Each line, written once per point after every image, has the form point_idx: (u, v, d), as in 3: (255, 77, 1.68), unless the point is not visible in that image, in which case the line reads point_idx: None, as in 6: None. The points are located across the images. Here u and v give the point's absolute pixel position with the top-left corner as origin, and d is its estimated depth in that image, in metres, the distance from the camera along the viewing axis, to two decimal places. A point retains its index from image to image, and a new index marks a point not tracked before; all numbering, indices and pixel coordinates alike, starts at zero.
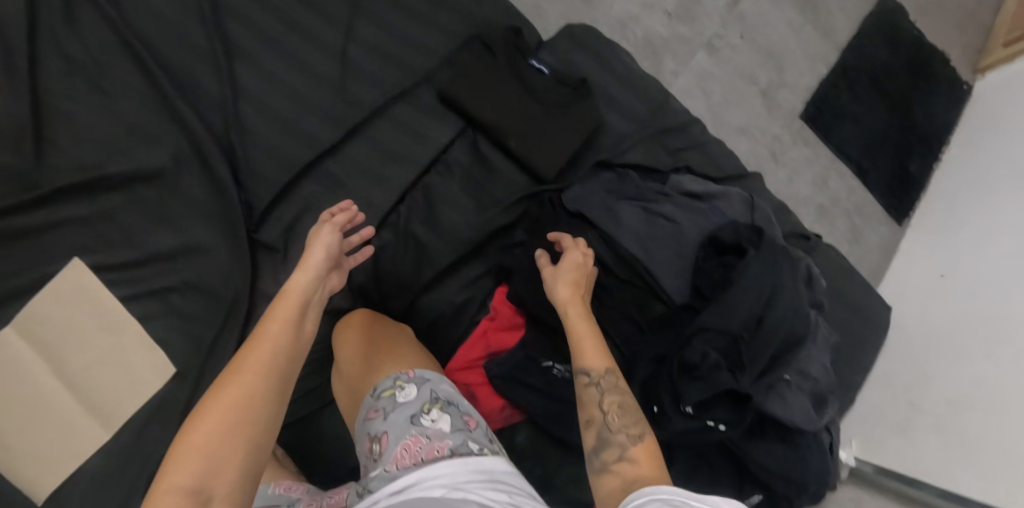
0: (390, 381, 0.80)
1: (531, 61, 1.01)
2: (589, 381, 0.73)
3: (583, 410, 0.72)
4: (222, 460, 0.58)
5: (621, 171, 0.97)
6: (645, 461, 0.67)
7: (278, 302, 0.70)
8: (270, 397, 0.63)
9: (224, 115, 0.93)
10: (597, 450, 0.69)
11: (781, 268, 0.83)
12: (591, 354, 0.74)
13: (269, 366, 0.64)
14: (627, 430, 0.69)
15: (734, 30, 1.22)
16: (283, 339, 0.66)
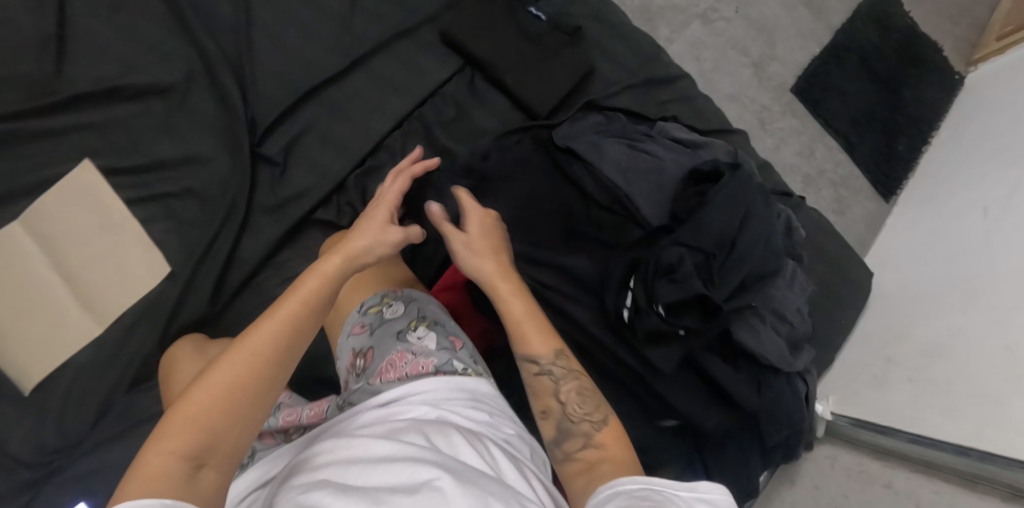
0: (377, 298, 0.82)
1: (530, 9, 1.08)
2: (539, 369, 0.74)
3: (537, 398, 0.74)
4: (217, 431, 0.58)
5: (609, 114, 1.02)
6: (612, 446, 0.69)
7: (305, 278, 0.67)
8: (276, 375, 0.63)
9: (235, 39, 0.99)
10: (560, 442, 0.71)
11: (755, 196, 0.86)
12: (534, 340, 0.74)
13: (278, 345, 0.63)
14: (589, 416, 0.71)
15: (729, 4, 1.31)
16: (300, 318, 0.65)
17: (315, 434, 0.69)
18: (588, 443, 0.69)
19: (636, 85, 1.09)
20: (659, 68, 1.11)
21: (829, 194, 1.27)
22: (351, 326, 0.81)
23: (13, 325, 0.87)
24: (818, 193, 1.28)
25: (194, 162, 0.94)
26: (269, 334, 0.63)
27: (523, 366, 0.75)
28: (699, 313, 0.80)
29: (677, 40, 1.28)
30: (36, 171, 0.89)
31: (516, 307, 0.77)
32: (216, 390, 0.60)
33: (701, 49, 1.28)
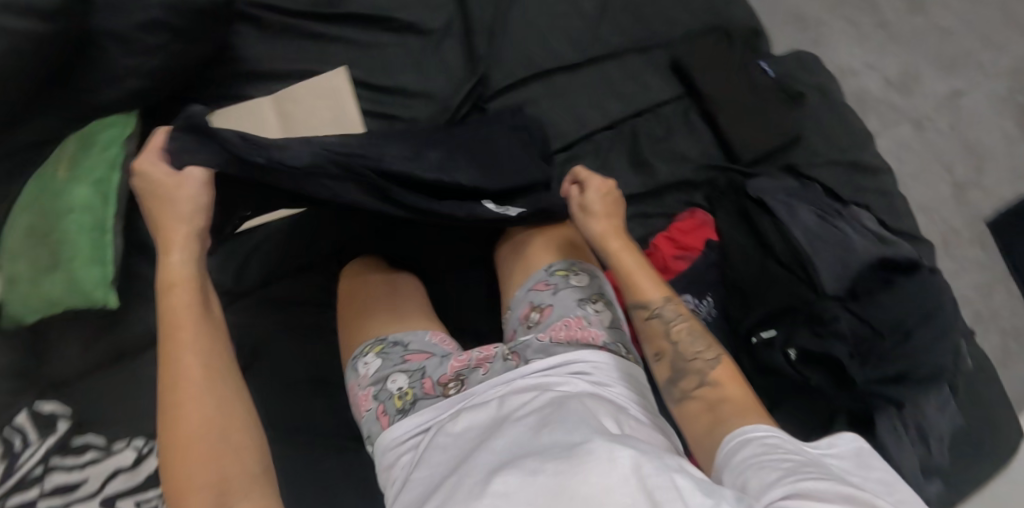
0: (566, 263, 0.86)
1: (761, 62, 1.13)
2: (650, 313, 0.79)
3: (652, 343, 0.78)
4: (221, 459, 0.65)
5: (806, 182, 1.04)
6: (727, 381, 0.71)
7: (171, 310, 0.71)
8: (224, 397, 0.69)
9: (494, 10, 1.12)
10: (677, 381, 0.74)
11: (937, 297, 0.87)
12: (647, 288, 0.80)
13: (204, 372, 0.69)
14: (703, 355, 0.74)
15: (945, 118, 1.29)
16: (200, 336, 0.71)
17: (473, 391, 0.75)
18: (704, 381, 0.72)
19: (840, 163, 1.07)
20: (867, 154, 1.08)
21: (997, 342, 1.17)
22: (535, 282, 0.85)
23: None
24: (984, 336, 1.18)
25: (422, 96, 1.06)
26: (195, 368, 0.69)
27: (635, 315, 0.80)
28: (831, 377, 0.85)
29: (883, 135, 1.28)
30: (303, 64, 1.07)
31: (647, 279, 0.81)
32: (191, 431, 0.66)
33: (903, 152, 1.27)
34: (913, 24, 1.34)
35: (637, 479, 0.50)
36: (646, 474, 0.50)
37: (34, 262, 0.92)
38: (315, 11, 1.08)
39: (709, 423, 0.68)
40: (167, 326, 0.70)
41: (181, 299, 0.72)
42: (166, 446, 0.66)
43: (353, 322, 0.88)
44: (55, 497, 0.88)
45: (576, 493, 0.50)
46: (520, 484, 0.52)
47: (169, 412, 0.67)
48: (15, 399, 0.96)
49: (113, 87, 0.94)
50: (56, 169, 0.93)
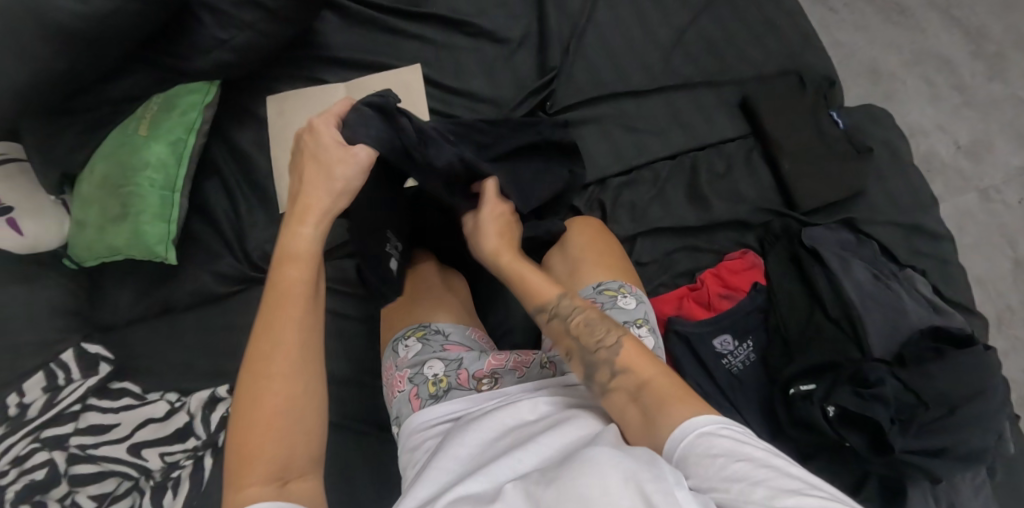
0: (616, 284, 0.86)
1: (830, 111, 1.11)
2: (550, 314, 0.75)
3: (560, 343, 0.74)
4: (286, 445, 0.64)
5: (863, 238, 1.02)
6: (632, 360, 0.68)
7: (281, 285, 0.70)
8: (309, 383, 0.68)
9: (573, 28, 1.13)
10: (592, 375, 0.70)
11: (989, 375, 0.86)
12: (543, 288, 0.77)
13: (296, 358, 0.67)
14: (606, 341, 0.71)
15: (1015, 191, 1.24)
16: (300, 318, 0.69)
17: (506, 391, 0.77)
18: (615, 368, 0.68)
19: (900, 224, 1.04)
20: (930, 218, 1.05)
21: None
22: (581, 298, 0.86)
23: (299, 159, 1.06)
24: None
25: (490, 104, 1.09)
26: (290, 349, 0.68)
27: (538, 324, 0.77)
28: (870, 441, 0.84)
29: (946, 201, 1.24)
30: (380, 56, 1.10)
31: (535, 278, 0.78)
32: (270, 411, 0.65)
33: (966, 221, 1.23)
34: (992, 89, 1.29)
35: (635, 484, 0.50)
36: (643, 481, 0.50)
37: (104, 210, 0.96)
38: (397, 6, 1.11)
39: (643, 419, 0.64)
40: (274, 300, 0.69)
41: (293, 279, 0.71)
42: (246, 410, 0.65)
43: (398, 312, 0.91)
44: (88, 435, 0.94)
45: (573, 494, 0.50)
46: (525, 488, 0.54)
47: (258, 378, 0.66)
48: (65, 335, 1.01)
49: (202, 58, 0.97)
50: (137, 126, 0.98)
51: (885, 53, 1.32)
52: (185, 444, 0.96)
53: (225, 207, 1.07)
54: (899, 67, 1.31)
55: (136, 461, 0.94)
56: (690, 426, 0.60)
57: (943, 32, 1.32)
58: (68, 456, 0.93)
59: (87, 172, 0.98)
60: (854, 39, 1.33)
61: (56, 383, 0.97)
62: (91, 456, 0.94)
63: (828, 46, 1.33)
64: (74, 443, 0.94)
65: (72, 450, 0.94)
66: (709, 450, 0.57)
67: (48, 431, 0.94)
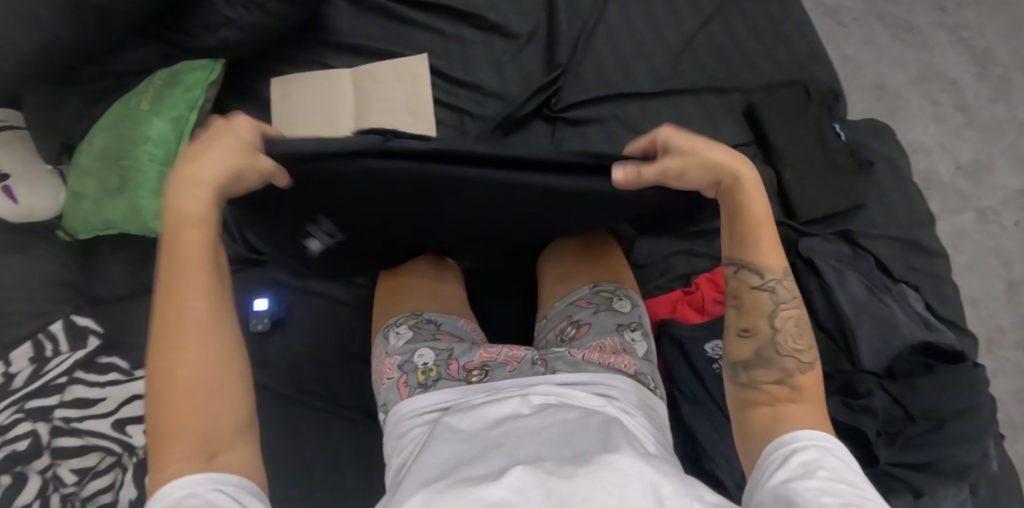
0: (612, 287, 0.90)
1: (834, 124, 1.11)
2: (761, 284, 0.69)
3: (743, 314, 0.69)
4: (206, 421, 0.59)
5: (859, 251, 1.02)
6: (808, 389, 0.66)
7: (178, 252, 0.62)
8: (222, 353, 0.62)
9: (582, 26, 1.13)
10: (751, 367, 0.67)
11: (979, 392, 0.86)
12: (766, 256, 0.69)
13: (205, 329, 0.61)
14: (799, 355, 0.67)
15: (1012, 213, 1.24)
16: (201, 284, 0.62)
17: (499, 385, 0.77)
18: (786, 378, 0.66)
19: (896, 240, 1.04)
20: (927, 235, 1.05)
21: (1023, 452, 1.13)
22: (578, 298, 0.90)
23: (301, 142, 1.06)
24: (1011, 441, 1.14)
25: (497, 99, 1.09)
26: (198, 321, 0.61)
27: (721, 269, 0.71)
28: (856, 453, 0.85)
29: (943, 219, 1.25)
30: (388, 46, 1.10)
31: (766, 241, 0.69)
32: (186, 386, 0.59)
33: (962, 240, 1.24)
34: (995, 111, 1.30)
35: (655, 498, 0.54)
36: (663, 496, 0.54)
37: (102, 182, 0.95)
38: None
39: (769, 422, 0.64)
40: (170, 269, 0.62)
41: (191, 245, 0.63)
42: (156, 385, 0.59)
43: (394, 301, 0.92)
44: (72, 408, 0.94)
45: (590, 499, 0.54)
46: (534, 483, 0.56)
47: (165, 351, 0.60)
48: (55, 308, 0.99)
49: (209, 35, 0.97)
50: (139, 100, 0.96)
51: (891, 69, 1.32)
52: None
53: None
54: (905, 84, 1.31)
55: (119, 437, 0.94)
56: (804, 433, 0.60)
57: (950, 51, 1.33)
58: (51, 428, 0.93)
59: (86, 143, 0.96)
60: (862, 53, 1.33)
61: (44, 354, 0.96)
62: (76, 430, 0.94)
63: (835, 59, 1.34)
64: (59, 415, 0.94)
65: (55, 422, 0.94)
66: (813, 463, 0.56)
67: (32, 403, 0.94)
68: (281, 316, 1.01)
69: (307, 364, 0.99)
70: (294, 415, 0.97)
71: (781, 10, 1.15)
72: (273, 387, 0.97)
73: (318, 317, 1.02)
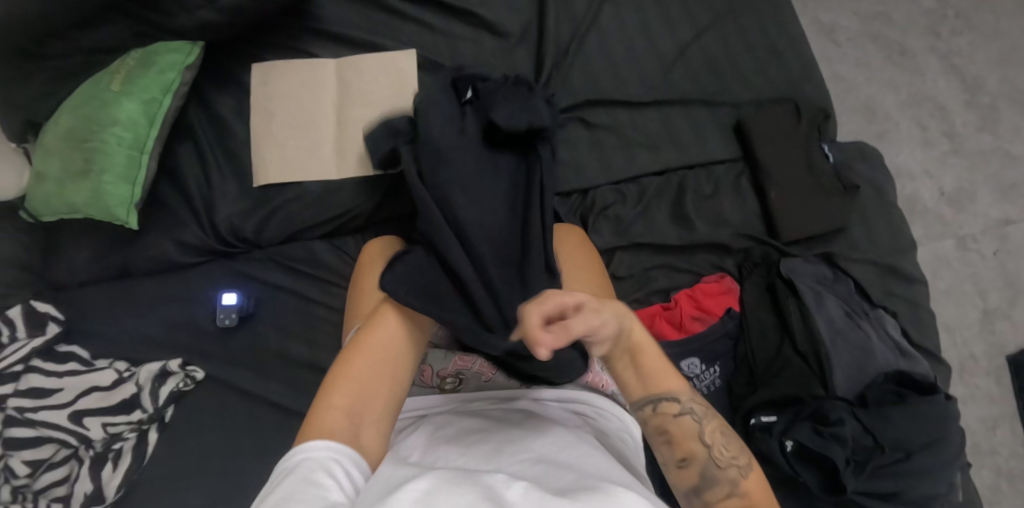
0: None
1: (823, 144, 1.09)
2: (679, 409, 0.67)
3: (675, 445, 0.67)
4: (364, 411, 0.63)
5: (840, 274, 1.02)
6: (758, 492, 0.64)
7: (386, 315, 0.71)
8: (389, 374, 0.67)
9: (575, 31, 1.11)
10: (700, 491, 0.65)
11: (946, 425, 0.86)
12: (673, 379, 0.67)
13: (383, 356, 0.67)
14: (736, 460, 0.65)
15: (991, 243, 1.25)
16: (412, 324, 0.71)
17: (473, 396, 0.77)
18: (733, 486, 0.64)
19: (877, 265, 1.03)
20: (909, 261, 1.04)
21: (987, 479, 1.14)
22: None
23: (278, 134, 1.04)
24: (976, 469, 1.15)
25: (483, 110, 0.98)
26: (392, 339, 0.68)
27: (649, 412, 0.67)
28: (823, 479, 0.84)
29: (923, 245, 1.25)
30: (373, 39, 1.08)
31: (663, 367, 0.67)
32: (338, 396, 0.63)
33: (941, 267, 1.24)
34: (981, 140, 1.30)
35: None
36: None
37: (65, 164, 0.92)
38: None
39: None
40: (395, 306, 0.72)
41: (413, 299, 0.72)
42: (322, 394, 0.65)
43: (361, 299, 0.86)
44: (26, 397, 0.90)
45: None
46: (535, 499, 0.51)
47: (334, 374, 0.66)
48: (14, 292, 0.96)
49: (187, 16, 0.94)
50: (110, 81, 0.93)
51: (883, 92, 1.32)
52: (130, 417, 0.92)
53: (197, 174, 1.03)
54: (895, 107, 1.31)
55: (77, 430, 0.91)
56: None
57: (941, 77, 1.33)
58: (5, 418, 0.90)
59: (52, 123, 0.93)
60: (855, 74, 1.33)
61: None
62: (30, 421, 0.90)
63: (827, 78, 1.33)
64: (11, 405, 0.90)
65: (8, 413, 0.90)
66: None
67: None
68: (249, 312, 0.99)
69: (275, 362, 0.98)
70: (259, 413, 0.95)
71: (777, 23, 1.12)
72: (236, 384, 0.96)
73: (288, 312, 1.00)
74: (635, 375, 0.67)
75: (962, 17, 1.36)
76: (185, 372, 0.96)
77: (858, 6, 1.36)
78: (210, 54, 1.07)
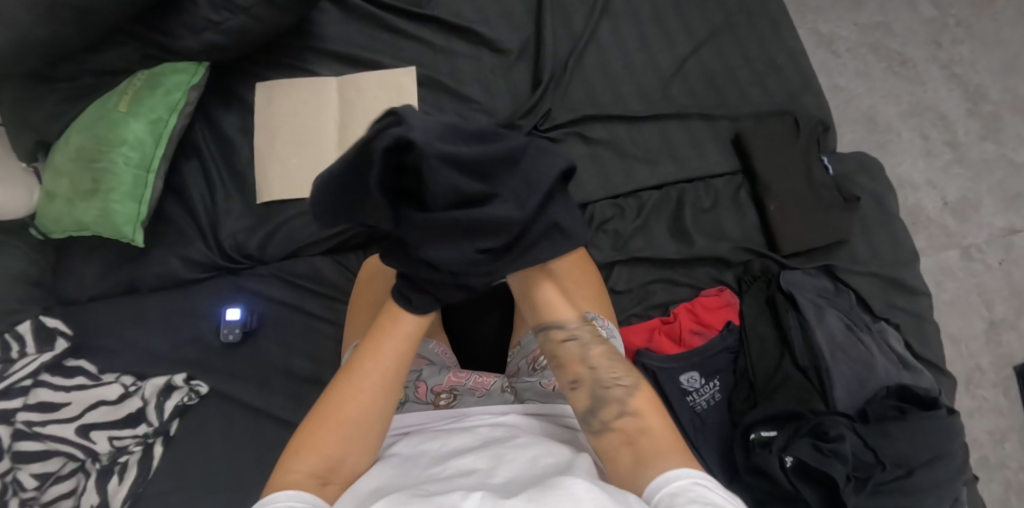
0: (587, 316, 0.85)
1: (822, 157, 1.09)
2: (565, 335, 0.76)
3: (566, 369, 0.75)
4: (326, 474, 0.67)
5: (840, 286, 1.02)
6: (645, 407, 0.70)
7: (386, 346, 0.72)
8: (381, 408, 0.71)
9: (574, 46, 1.12)
10: (596, 410, 0.71)
11: (947, 439, 0.85)
12: (562, 310, 0.77)
13: (373, 399, 0.70)
14: (621, 382, 0.73)
15: (997, 253, 1.24)
16: (386, 374, 0.71)
17: (465, 412, 0.77)
18: (623, 408, 0.70)
19: (879, 277, 1.03)
20: (911, 273, 1.03)
21: (996, 493, 1.13)
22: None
23: (281, 151, 1.06)
24: (984, 483, 1.14)
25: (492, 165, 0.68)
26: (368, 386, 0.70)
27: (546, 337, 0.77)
28: (823, 495, 0.84)
29: (927, 256, 1.24)
30: (375, 57, 1.10)
31: (554, 301, 0.78)
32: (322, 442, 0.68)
33: (946, 278, 1.23)
34: (984, 149, 1.29)
35: None
36: None
37: (74, 185, 0.94)
38: (398, 9, 1.12)
39: (633, 462, 0.66)
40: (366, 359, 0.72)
41: (381, 356, 0.71)
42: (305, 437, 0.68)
43: (360, 313, 0.88)
44: (35, 411, 0.92)
45: None
46: None
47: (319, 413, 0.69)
48: (23, 307, 0.98)
49: (193, 37, 0.96)
50: (118, 101, 0.96)
51: (883, 102, 1.32)
52: (136, 430, 0.94)
53: (202, 192, 1.06)
54: (896, 118, 1.31)
55: (83, 443, 0.92)
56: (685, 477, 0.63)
57: (943, 86, 1.32)
58: (14, 431, 0.92)
59: (61, 143, 0.96)
60: (855, 85, 1.33)
61: (10, 355, 0.95)
62: (38, 434, 0.92)
63: (827, 89, 1.33)
64: (21, 419, 0.92)
65: (18, 426, 0.92)
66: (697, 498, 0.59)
67: None
68: (253, 327, 1.01)
69: (278, 376, 0.99)
70: (262, 427, 0.97)
71: (774, 36, 1.13)
72: (240, 399, 0.98)
73: (291, 328, 1.02)
74: (541, 304, 0.78)
75: (963, 26, 1.35)
76: (190, 386, 0.97)
77: (858, 17, 1.36)
78: (215, 73, 1.09)
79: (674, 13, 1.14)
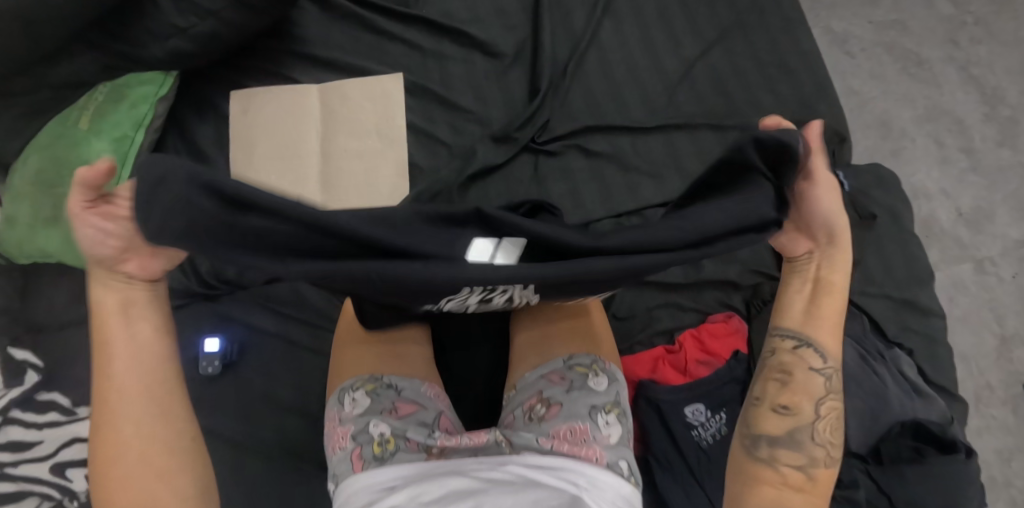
0: (588, 360, 0.80)
1: (837, 171, 1.03)
2: (817, 366, 0.63)
3: (786, 390, 0.64)
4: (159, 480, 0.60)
5: (854, 311, 0.97)
6: (823, 483, 0.63)
7: (111, 335, 0.59)
8: (150, 406, 0.60)
9: (574, 49, 1.05)
10: (776, 444, 0.63)
11: (965, 486, 0.81)
12: (831, 339, 0.63)
13: (134, 396, 0.60)
14: (829, 449, 0.63)
15: (1010, 266, 1.19)
16: (139, 361, 0.60)
17: (462, 463, 0.70)
18: (805, 467, 0.62)
19: (892, 299, 0.99)
20: (926, 293, 0.99)
21: None
22: (550, 371, 0.81)
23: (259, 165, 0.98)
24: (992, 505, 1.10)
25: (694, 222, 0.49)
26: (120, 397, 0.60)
27: (776, 342, 0.65)
28: None
29: (939, 269, 1.19)
30: (361, 61, 1.02)
31: (827, 312, 0.63)
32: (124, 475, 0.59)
33: (958, 292, 1.18)
34: (1000, 156, 1.23)
35: None
36: None
37: (35, 210, 0.86)
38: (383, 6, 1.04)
39: None
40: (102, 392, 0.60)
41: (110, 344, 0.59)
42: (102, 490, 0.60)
43: (345, 353, 0.84)
44: (5, 452, 0.88)
45: None
46: None
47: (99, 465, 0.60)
48: None
49: (158, 45, 0.88)
50: (79, 117, 0.89)
51: (898, 105, 1.25)
52: None
53: None
54: (911, 123, 1.25)
55: (58, 482, 0.88)
56: None
57: (960, 89, 1.26)
58: None
59: (19, 165, 0.88)
60: (869, 87, 1.26)
61: None
62: (9, 475, 0.88)
63: (840, 92, 1.27)
64: None
65: None
66: None
67: None
68: (234, 358, 0.95)
69: (262, 408, 0.93)
70: (244, 465, 0.90)
71: (789, 40, 1.06)
72: (223, 433, 0.91)
73: (274, 357, 0.96)
74: (807, 309, 0.63)
75: (982, 24, 1.29)
76: None
77: (873, 14, 1.29)
78: (189, 80, 1.02)
79: (681, 15, 1.08)
